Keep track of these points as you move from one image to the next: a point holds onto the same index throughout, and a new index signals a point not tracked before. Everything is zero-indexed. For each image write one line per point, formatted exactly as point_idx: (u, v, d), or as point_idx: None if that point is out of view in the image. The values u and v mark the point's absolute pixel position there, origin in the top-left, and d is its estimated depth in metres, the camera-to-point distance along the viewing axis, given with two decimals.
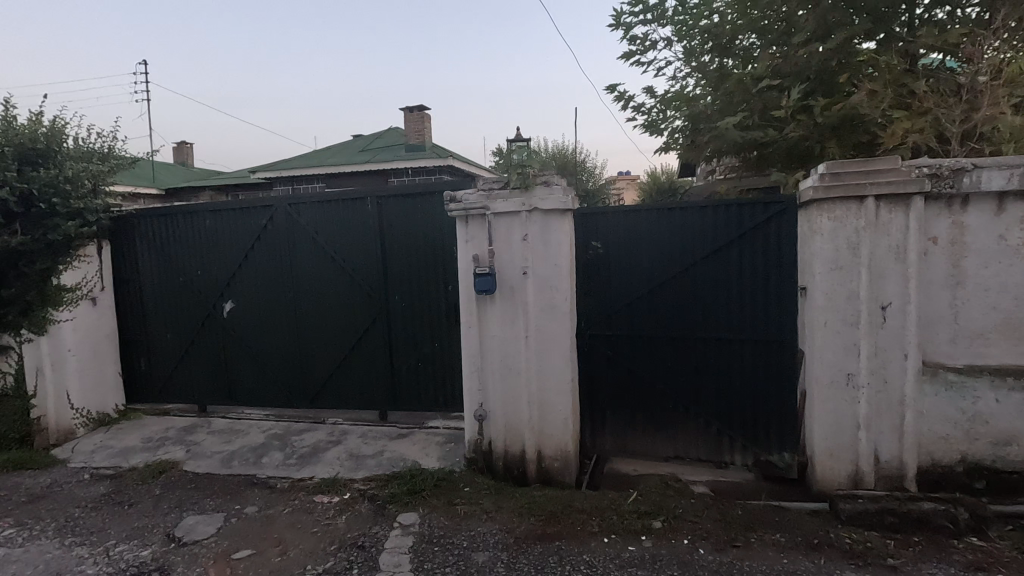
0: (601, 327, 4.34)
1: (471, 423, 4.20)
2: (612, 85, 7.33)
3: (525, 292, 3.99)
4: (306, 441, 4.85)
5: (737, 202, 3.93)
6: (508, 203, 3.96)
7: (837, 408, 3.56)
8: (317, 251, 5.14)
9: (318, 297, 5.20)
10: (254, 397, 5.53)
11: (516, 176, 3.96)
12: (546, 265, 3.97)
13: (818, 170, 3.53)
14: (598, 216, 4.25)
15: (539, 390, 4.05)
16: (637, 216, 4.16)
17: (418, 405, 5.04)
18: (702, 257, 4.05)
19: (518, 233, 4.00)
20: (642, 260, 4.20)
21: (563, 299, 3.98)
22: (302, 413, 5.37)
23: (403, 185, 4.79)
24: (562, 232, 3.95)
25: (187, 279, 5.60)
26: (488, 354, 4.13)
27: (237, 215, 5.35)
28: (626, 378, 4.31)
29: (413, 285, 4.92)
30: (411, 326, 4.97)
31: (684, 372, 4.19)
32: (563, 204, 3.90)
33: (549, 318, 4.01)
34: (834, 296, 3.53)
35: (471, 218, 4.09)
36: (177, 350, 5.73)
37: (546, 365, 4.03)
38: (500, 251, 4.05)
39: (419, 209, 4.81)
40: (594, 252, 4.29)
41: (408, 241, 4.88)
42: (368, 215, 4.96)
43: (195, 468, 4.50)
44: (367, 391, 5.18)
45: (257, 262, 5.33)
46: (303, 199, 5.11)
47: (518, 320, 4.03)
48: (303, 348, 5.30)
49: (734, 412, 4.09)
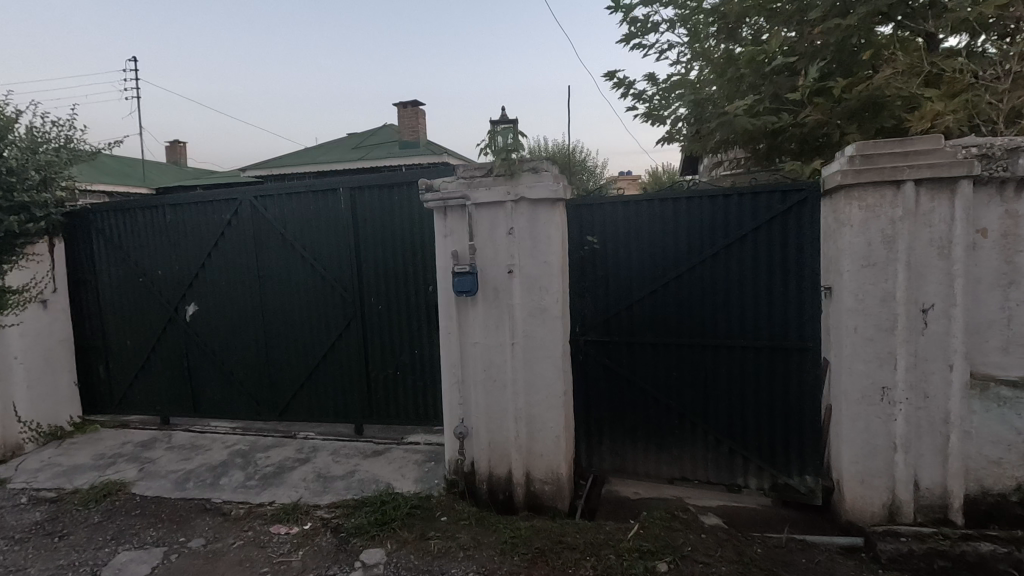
0: (598, 332, 3.86)
1: (452, 441, 3.73)
2: (611, 72, 6.87)
3: (511, 293, 3.52)
4: (271, 458, 4.38)
5: (751, 190, 3.45)
6: (491, 192, 3.49)
7: (869, 427, 3.09)
8: (285, 249, 4.68)
9: (287, 300, 4.73)
10: (219, 408, 5.07)
11: (500, 165, 3.49)
12: (534, 262, 3.50)
13: (847, 153, 3.07)
14: (593, 207, 3.78)
15: (527, 404, 3.58)
16: (636, 207, 3.69)
17: (397, 418, 4.57)
18: (711, 253, 3.56)
19: (503, 226, 3.53)
20: (643, 257, 3.72)
21: (553, 301, 3.50)
22: (272, 426, 4.90)
23: (378, 174, 4.32)
24: (552, 224, 3.47)
25: (146, 280, 5.13)
26: (469, 364, 3.66)
27: (198, 210, 4.88)
28: (626, 389, 3.84)
29: (389, 286, 4.45)
30: (389, 331, 4.50)
31: (691, 383, 3.71)
32: (552, 193, 3.42)
33: (538, 322, 3.53)
34: (865, 298, 3.06)
35: (450, 210, 3.62)
36: (137, 358, 5.26)
37: (534, 376, 3.55)
38: (482, 248, 3.57)
39: (395, 201, 4.34)
40: (589, 248, 3.81)
41: (384, 237, 4.41)
42: (340, 209, 4.49)
43: (144, 491, 4.02)
44: (341, 403, 4.71)
45: (221, 261, 4.86)
46: (270, 192, 4.64)
47: (503, 325, 3.56)
48: (272, 356, 4.83)
49: (749, 430, 3.60)
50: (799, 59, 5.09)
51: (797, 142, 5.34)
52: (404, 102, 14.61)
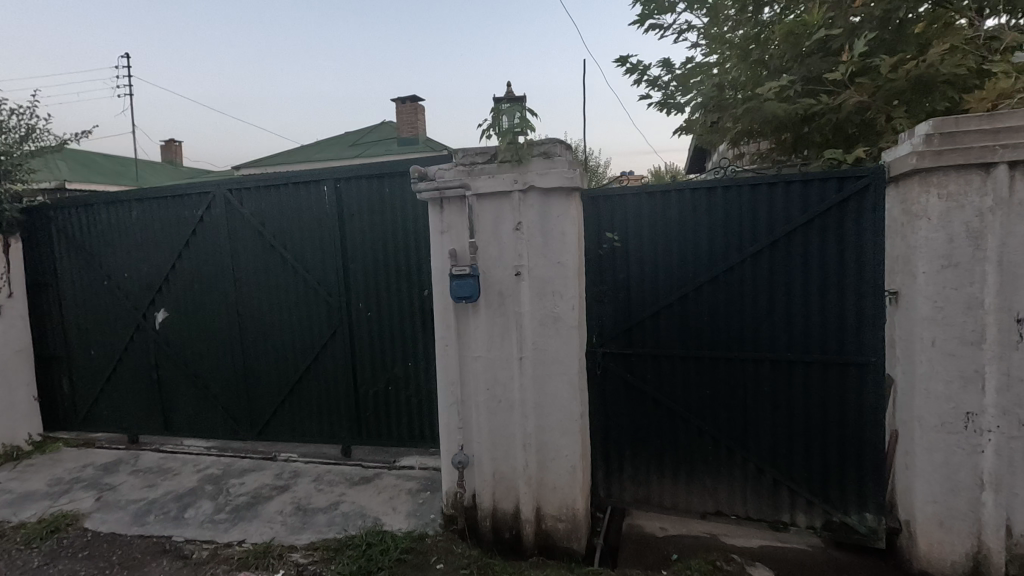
0: (618, 343, 3.36)
1: (451, 471, 3.23)
2: (622, 56, 6.35)
3: (519, 300, 3.01)
4: (247, 485, 3.88)
5: (800, 178, 2.93)
6: (495, 181, 2.98)
7: (951, 460, 2.58)
8: (263, 248, 4.17)
9: (266, 306, 4.22)
10: (193, 426, 4.56)
11: (505, 148, 2.98)
12: (546, 262, 2.99)
13: (921, 131, 2.53)
14: (613, 199, 3.27)
15: (538, 428, 3.07)
16: (664, 199, 3.19)
17: (388, 438, 4.07)
18: (753, 251, 3.05)
19: (509, 221, 3.01)
20: (672, 257, 3.21)
21: (568, 309, 2.98)
22: (250, 447, 4.40)
23: (367, 164, 3.83)
24: (567, 217, 2.96)
25: (110, 284, 4.61)
26: (469, 382, 3.14)
27: (167, 205, 4.36)
28: (651, 410, 3.34)
29: (380, 291, 3.94)
30: (378, 341, 4.00)
31: (728, 402, 3.20)
32: (567, 181, 2.90)
33: (551, 334, 3.02)
34: (946, 305, 2.54)
35: (448, 202, 3.10)
36: (102, 370, 4.75)
37: (547, 396, 3.05)
38: (485, 246, 3.06)
39: (386, 194, 3.84)
40: (609, 246, 3.30)
41: (373, 236, 3.90)
42: (324, 202, 3.98)
43: (98, 526, 3.51)
44: (326, 421, 4.20)
45: (193, 262, 4.34)
46: (246, 184, 4.14)
47: (509, 337, 3.05)
48: (249, 368, 4.32)
49: (797, 459, 3.09)
50: (836, 36, 4.56)
51: (831, 131, 4.82)
52: (402, 98, 14.01)
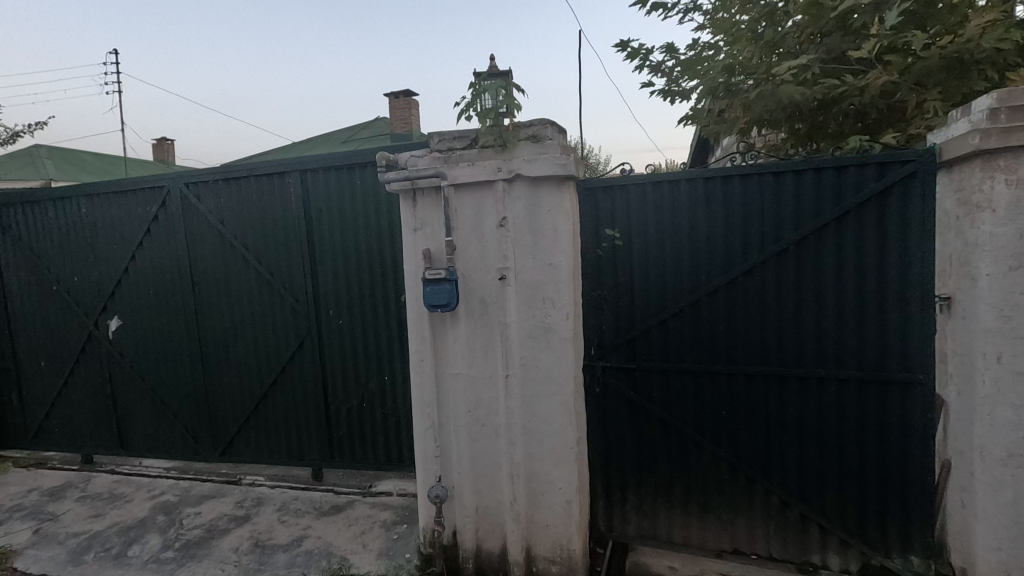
0: (620, 355, 2.94)
1: (428, 505, 2.80)
2: (623, 41, 5.93)
3: (505, 308, 2.58)
4: (203, 515, 3.45)
5: (833, 163, 2.50)
6: (475, 168, 2.55)
7: (1020, 500, 2.15)
8: (223, 249, 3.73)
9: (228, 313, 3.80)
10: (151, 446, 4.13)
11: (487, 132, 2.54)
12: (535, 263, 2.56)
13: (983, 104, 2.10)
14: (614, 190, 2.84)
15: (528, 458, 2.65)
16: (671, 190, 2.76)
17: (362, 461, 3.65)
18: (777, 250, 2.62)
19: (491, 216, 2.58)
20: (681, 257, 2.78)
21: (562, 320, 2.55)
22: (213, 469, 3.98)
23: (336, 154, 3.40)
24: (559, 211, 2.52)
25: (60, 289, 4.18)
26: (448, 402, 2.72)
27: (118, 202, 3.93)
28: (658, 432, 2.92)
29: (351, 297, 3.52)
30: (351, 352, 3.57)
31: (747, 424, 2.77)
32: (560, 169, 2.47)
33: (542, 347, 2.58)
34: (1015, 314, 2.11)
35: (421, 194, 2.66)
36: (52, 383, 4.32)
37: (537, 420, 2.62)
38: (464, 246, 2.62)
39: (357, 188, 3.41)
40: (610, 245, 2.87)
41: (343, 235, 3.48)
42: (289, 196, 3.55)
43: (28, 566, 3.08)
44: (294, 442, 3.78)
45: (147, 264, 3.91)
46: (203, 176, 3.70)
47: (494, 351, 2.62)
48: (211, 382, 3.89)
49: (829, 490, 2.67)
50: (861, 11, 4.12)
51: (853, 116, 4.41)
52: (395, 92, 13.51)
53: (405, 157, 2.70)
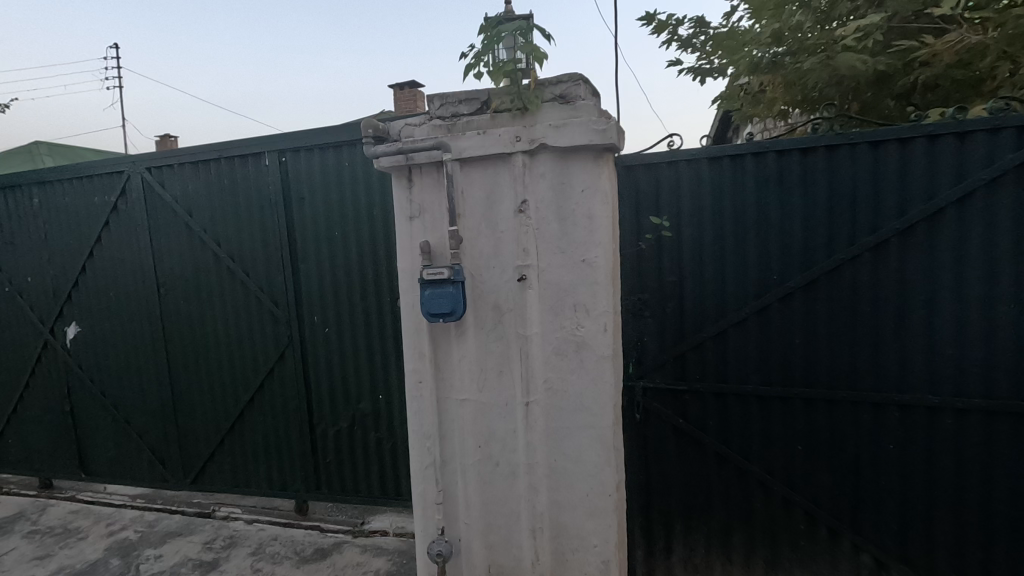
0: (666, 374, 2.39)
1: (429, 562, 2.24)
2: (648, 13, 5.33)
3: (525, 318, 2.01)
4: (165, 558, 2.91)
5: (954, 129, 1.92)
6: (486, 138, 1.99)
7: None
8: (191, 245, 3.20)
9: (197, 319, 3.26)
10: (115, 471, 3.61)
11: (502, 93, 2.01)
12: (565, 260, 1.98)
13: None
14: (660, 169, 2.30)
15: (554, 507, 2.09)
16: (733, 169, 2.21)
17: (353, 493, 3.10)
18: (874, 243, 2.04)
19: (507, 200, 2.01)
20: (746, 251, 2.22)
21: (599, 333, 1.98)
22: (184, 498, 3.45)
23: (320, 131, 2.87)
24: (597, 191, 1.95)
25: (12, 292, 3.66)
26: (453, 435, 2.16)
27: (73, 191, 3.40)
28: (713, 469, 2.35)
29: (339, 301, 2.97)
30: (339, 365, 3.03)
31: (830, 463, 2.19)
32: (596, 136, 1.89)
33: (573, 367, 2.01)
34: None
35: (416, 173, 2.10)
36: (6, 397, 3.81)
37: (566, 460, 2.05)
38: (472, 240, 2.05)
39: (346, 171, 2.87)
40: (654, 238, 2.33)
41: (328, 228, 2.94)
42: (267, 182, 3.00)
43: None
44: (275, 469, 3.24)
45: (106, 262, 3.38)
46: (167, 159, 3.16)
47: (510, 372, 2.06)
48: (179, 398, 3.36)
49: (938, 549, 2.09)
50: None
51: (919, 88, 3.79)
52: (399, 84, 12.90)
53: (397, 128, 2.16)
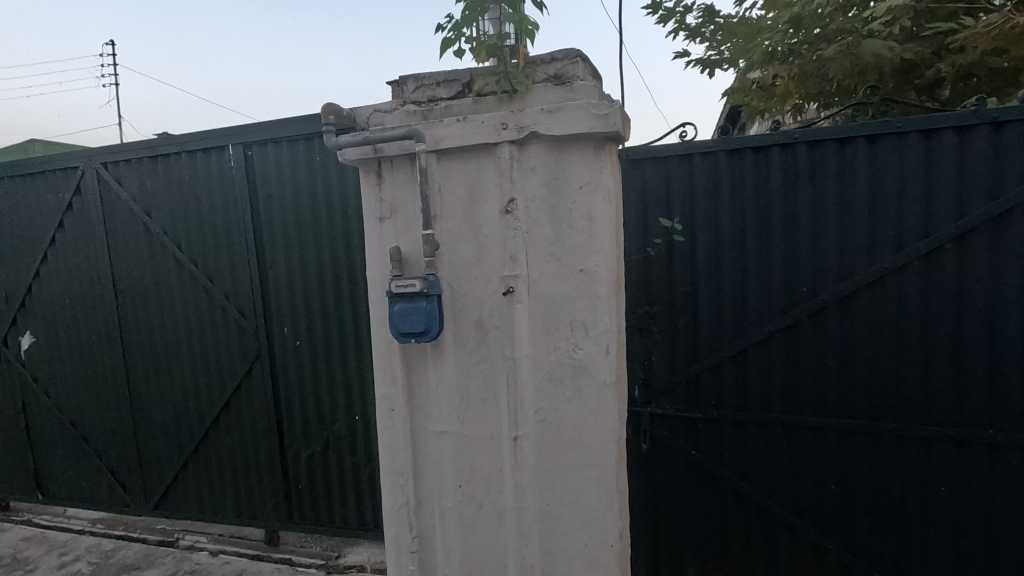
0: (677, 399, 2.08)
1: None
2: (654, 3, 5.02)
3: (513, 338, 1.71)
4: None
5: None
6: (467, 125, 1.68)
7: None
8: (151, 247, 2.90)
9: (158, 329, 2.96)
10: (73, 494, 3.31)
11: (487, 72, 1.70)
12: (559, 269, 1.67)
13: None
14: (671, 164, 2.01)
15: (547, 559, 1.78)
16: (756, 163, 1.91)
17: (328, 523, 2.80)
18: (924, 250, 1.73)
19: (492, 198, 1.70)
20: (771, 259, 1.91)
21: (599, 356, 1.68)
22: (146, 525, 3.16)
23: (290, 122, 2.59)
24: (597, 187, 1.63)
25: None
26: (431, 472, 1.86)
27: (25, 189, 3.12)
28: (732, 509, 2.05)
29: (310, 311, 2.68)
30: (311, 382, 2.73)
31: (870, 506, 1.89)
32: (596, 122, 1.58)
33: (569, 395, 1.70)
34: None
35: (386, 167, 1.79)
36: None
37: (561, 504, 1.75)
38: (451, 245, 1.75)
39: (318, 166, 2.58)
40: (664, 242, 2.03)
41: (299, 230, 2.65)
42: (232, 178, 2.71)
43: None
44: (244, 495, 2.94)
45: (61, 267, 3.09)
46: (124, 154, 2.87)
47: (496, 400, 1.76)
48: (139, 415, 3.06)
49: None
50: None
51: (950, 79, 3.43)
52: None
53: (365, 115, 1.85)
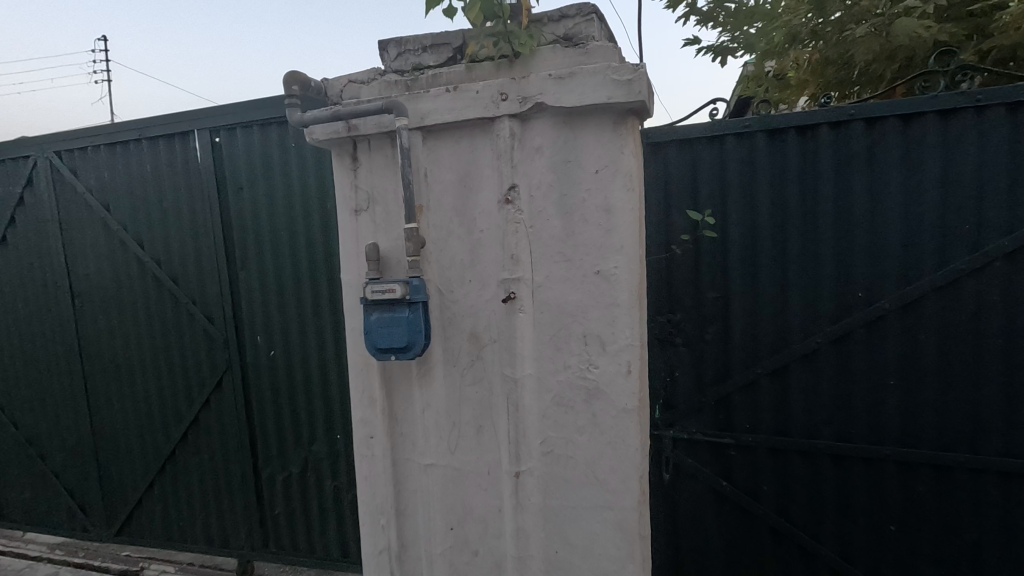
0: (705, 422, 1.79)
1: None
2: None
3: (513, 355, 1.41)
4: None
5: None
6: (458, 97, 1.38)
7: None
8: (110, 245, 2.61)
9: (118, 337, 2.67)
10: (30, 516, 3.02)
11: (481, 34, 1.41)
12: (570, 272, 1.38)
13: None
14: (698, 147, 1.72)
15: None
16: (802, 146, 1.62)
17: (307, 554, 2.50)
18: (1006, 249, 1.45)
19: (488, 186, 1.41)
20: (818, 260, 1.62)
21: (618, 377, 1.38)
22: (110, 552, 2.86)
23: (261, 103, 2.29)
24: (616, 171, 1.33)
25: None
26: (417, 511, 1.57)
27: None
28: (770, 550, 1.75)
29: (285, 317, 2.39)
30: (287, 396, 2.44)
31: (936, 551, 1.60)
32: (616, 91, 1.28)
33: (581, 423, 1.41)
34: None
35: (363, 149, 1.50)
36: None
37: (572, 554, 1.45)
38: (440, 243, 1.46)
39: (293, 154, 2.29)
40: (690, 239, 1.74)
41: (272, 226, 2.35)
42: (198, 169, 2.42)
43: None
44: (214, 521, 2.64)
45: (14, 267, 2.80)
46: (80, 141, 2.58)
47: (493, 428, 1.46)
48: (99, 431, 2.77)
49: None
50: None
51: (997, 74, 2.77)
52: None
53: (338, 87, 1.56)
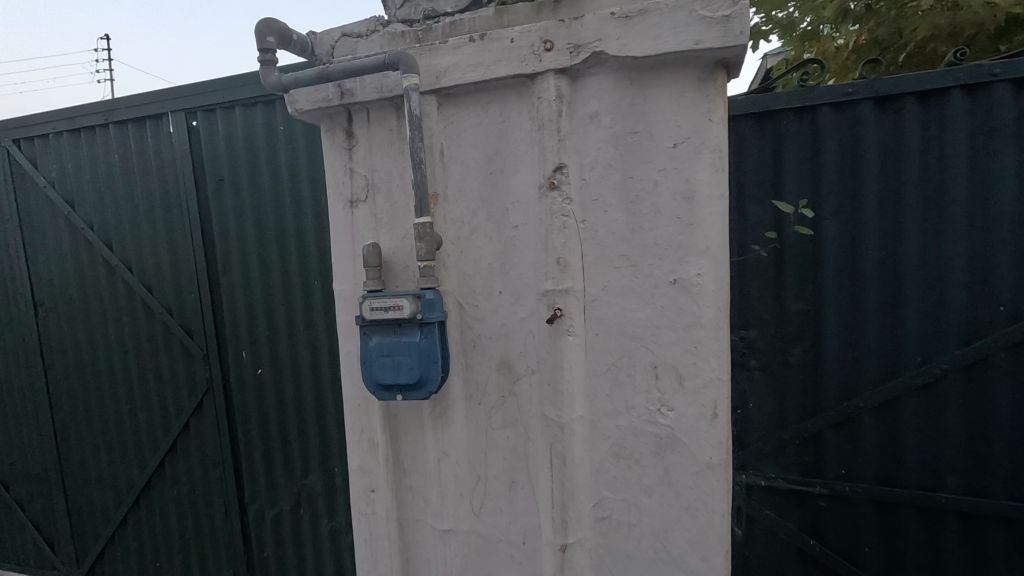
0: (790, 466, 1.50)
1: None
2: None
3: (559, 391, 1.06)
4: None
5: None
6: (484, 48, 1.04)
7: None
8: (76, 246, 2.28)
9: (85, 350, 2.34)
10: None
11: None
12: (635, 280, 1.02)
13: None
14: (784, 124, 1.47)
15: None
16: (923, 127, 1.37)
17: None
18: None
19: (525, 167, 1.06)
20: (951, 269, 1.35)
21: (701, 424, 1.02)
22: None
23: (243, 79, 1.96)
24: (701, 144, 0.97)
25: None
26: None
27: None
28: None
29: (274, 330, 2.05)
30: (276, 422, 2.09)
31: None
32: (704, 30, 0.93)
33: (651, 483, 1.05)
34: None
35: (360, 121, 1.16)
36: None
37: None
38: (461, 242, 1.12)
39: (281, 139, 1.95)
40: (776, 239, 1.47)
41: (259, 225, 2.02)
42: (173, 157, 2.09)
43: None
44: (195, 563, 2.30)
45: None
46: (42, 127, 2.26)
47: (532, 487, 1.11)
48: (66, 457, 2.44)
49: None
50: None
51: None
52: None
53: (328, 45, 1.22)
